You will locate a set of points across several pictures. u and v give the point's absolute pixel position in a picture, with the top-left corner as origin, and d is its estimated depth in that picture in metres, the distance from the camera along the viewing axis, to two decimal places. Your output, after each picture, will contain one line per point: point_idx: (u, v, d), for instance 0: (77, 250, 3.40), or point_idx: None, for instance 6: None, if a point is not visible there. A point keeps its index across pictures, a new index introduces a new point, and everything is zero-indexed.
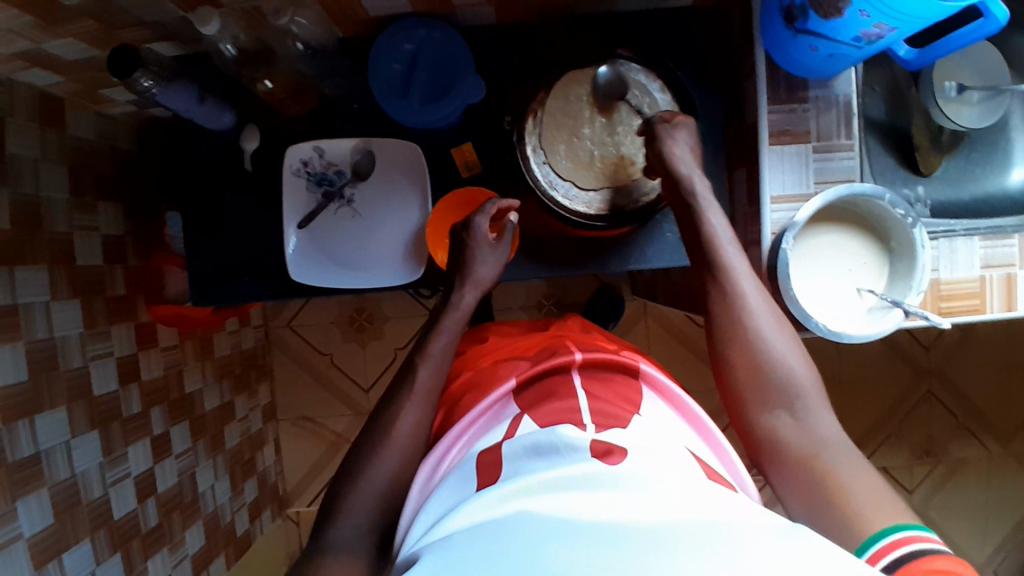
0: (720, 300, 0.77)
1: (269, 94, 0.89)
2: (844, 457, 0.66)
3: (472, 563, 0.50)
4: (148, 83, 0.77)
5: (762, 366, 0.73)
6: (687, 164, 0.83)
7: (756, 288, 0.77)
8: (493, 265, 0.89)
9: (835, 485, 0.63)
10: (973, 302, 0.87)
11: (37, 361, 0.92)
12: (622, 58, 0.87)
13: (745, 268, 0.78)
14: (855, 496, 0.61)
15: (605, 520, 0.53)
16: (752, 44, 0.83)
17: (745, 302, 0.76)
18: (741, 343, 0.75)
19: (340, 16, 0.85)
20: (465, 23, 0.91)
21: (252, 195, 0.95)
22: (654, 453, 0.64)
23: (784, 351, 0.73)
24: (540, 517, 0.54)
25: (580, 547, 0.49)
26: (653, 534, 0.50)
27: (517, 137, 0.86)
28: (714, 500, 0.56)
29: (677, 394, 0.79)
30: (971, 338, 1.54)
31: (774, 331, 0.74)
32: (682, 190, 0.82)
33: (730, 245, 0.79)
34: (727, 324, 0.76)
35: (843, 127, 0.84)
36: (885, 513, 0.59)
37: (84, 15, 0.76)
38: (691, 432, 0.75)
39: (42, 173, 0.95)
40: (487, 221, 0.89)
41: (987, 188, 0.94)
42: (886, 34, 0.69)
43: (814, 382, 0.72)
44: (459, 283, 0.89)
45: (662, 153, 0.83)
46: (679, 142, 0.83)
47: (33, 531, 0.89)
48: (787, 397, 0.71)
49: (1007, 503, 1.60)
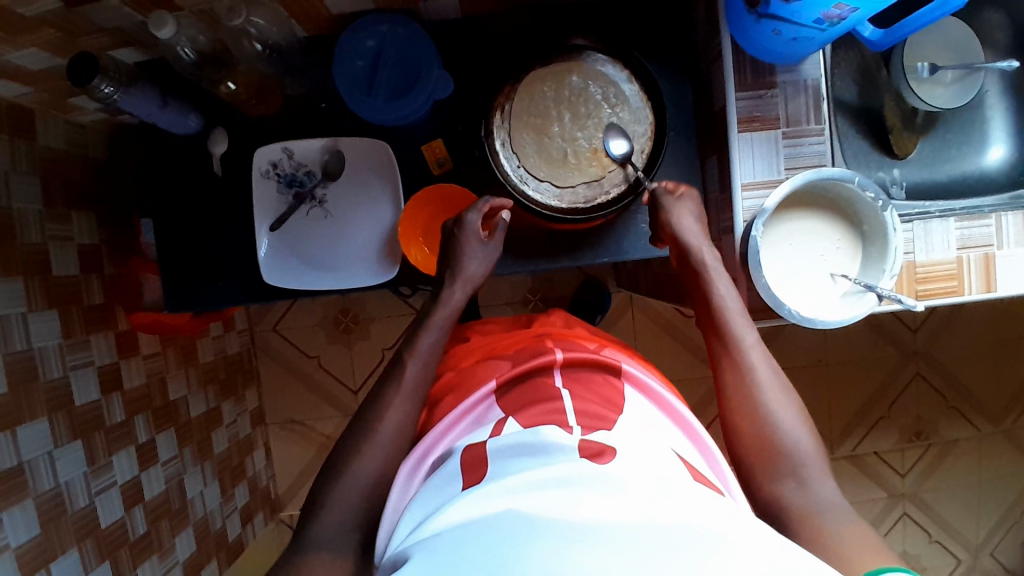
0: (730, 371, 0.77)
1: (234, 95, 0.88)
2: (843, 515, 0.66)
3: (452, 567, 0.50)
4: (109, 90, 0.77)
5: (767, 441, 0.71)
6: (697, 237, 0.82)
7: (765, 360, 0.76)
8: (484, 262, 0.89)
9: (826, 538, 0.64)
10: (952, 284, 0.87)
11: (15, 374, 0.91)
12: (586, 49, 0.86)
13: (755, 341, 0.77)
14: (850, 552, 0.61)
15: (587, 519, 0.53)
16: (718, 30, 0.82)
17: (753, 374, 0.75)
18: (745, 412, 0.74)
19: (303, 15, 0.84)
20: (430, 18, 0.90)
21: (224, 200, 0.94)
22: (640, 454, 0.63)
23: (790, 426, 0.72)
24: (528, 517, 0.54)
25: (570, 545, 0.50)
26: (642, 537, 0.50)
27: (485, 130, 0.85)
28: (700, 501, 0.56)
29: (661, 394, 0.78)
30: (959, 319, 1.54)
31: (780, 404, 0.73)
32: (690, 259, 0.82)
33: (740, 317, 0.79)
34: (735, 393, 0.75)
35: (813, 112, 0.83)
36: (872, 560, 0.59)
37: (44, 24, 0.75)
38: (683, 439, 0.72)
39: (14, 184, 0.95)
40: (479, 218, 0.88)
41: (963, 168, 0.93)
42: (847, 15, 0.68)
43: (819, 455, 0.71)
44: (447, 279, 0.88)
45: (668, 225, 0.83)
46: (683, 216, 0.83)
47: (19, 542, 0.89)
48: (791, 464, 0.70)
49: (1000, 483, 1.60)
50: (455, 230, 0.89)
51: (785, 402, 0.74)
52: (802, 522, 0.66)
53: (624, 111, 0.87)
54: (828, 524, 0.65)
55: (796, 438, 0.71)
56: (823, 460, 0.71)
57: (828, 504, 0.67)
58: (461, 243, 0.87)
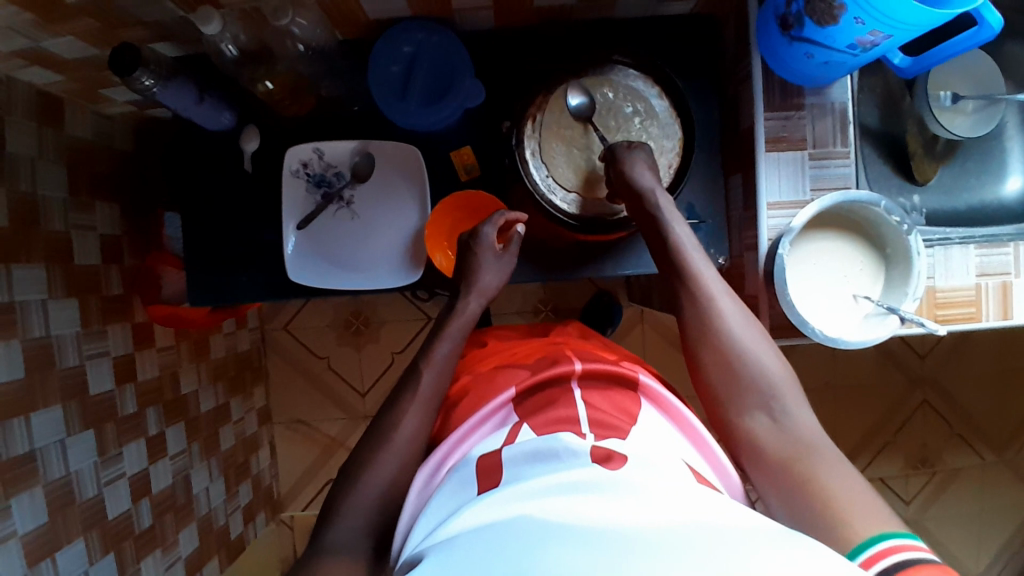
0: (694, 307, 0.76)
1: (269, 95, 0.89)
2: (824, 449, 0.66)
3: (468, 565, 0.51)
4: (149, 83, 0.78)
5: (738, 373, 0.72)
6: (648, 179, 0.82)
7: (728, 295, 0.76)
8: (497, 275, 0.90)
9: (807, 473, 0.64)
10: (969, 310, 0.88)
11: (32, 360, 0.91)
12: (619, 64, 0.88)
13: (711, 271, 0.78)
14: (830, 489, 0.62)
15: (598, 522, 0.53)
16: (748, 51, 0.84)
17: (717, 307, 0.75)
18: (714, 346, 0.74)
19: (340, 18, 0.85)
20: (464, 27, 0.92)
21: (251, 197, 0.95)
22: (653, 463, 0.63)
23: (762, 355, 0.72)
24: (544, 519, 0.54)
25: (587, 546, 0.50)
26: (659, 537, 0.51)
27: (516, 139, 0.87)
28: (712, 507, 0.56)
29: (681, 411, 0.77)
30: (967, 347, 1.55)
31: (746, 333, 0.73)
32: (646, 206, 0.81)
33: (696, 252, 0.80)
34: (697, 331, 0.75)
35: (838, 134, 0.85)
36: (872, 522, 0.58)
37: (87, 14, 0.76)
38: (689, 448, 0.72)
39: (41, 171, 0.96)
40: (493, 231, 0.90)
41: (981, 197, 0.94)
42: (880, 42, 0.70)
43: (791, 379, 0.71)
44: (461, 291, 0.89)
45: (623, 174, 0.82)
46: (638, 164, 0.82)
47: (26, 530, 0.88)
48: (760, 393, 0.70)
49: (1003, 514, 1.59)
50: (468, 242, 0.91)
51: (748, 329, 0.74)
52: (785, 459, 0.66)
53: (654, 126, 0.89)
54: (813, 461, 0.65)
55: (762, 365, 0.72)
56: (792, 381, 0.71)
57: (806, 435, 0.68)
58: (475, 256, 0.89)
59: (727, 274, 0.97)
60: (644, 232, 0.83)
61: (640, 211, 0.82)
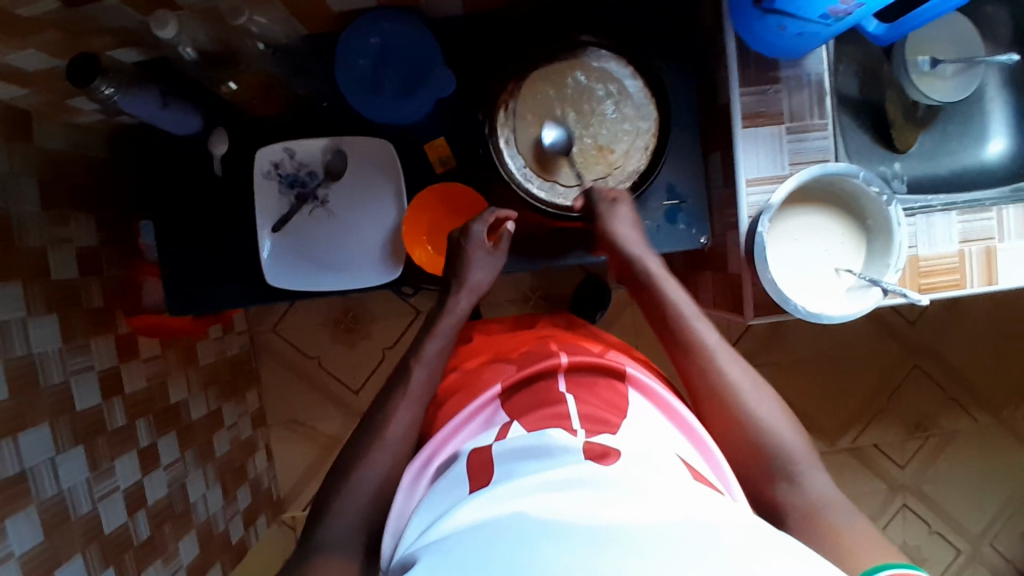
0: (700, 371, 0.77)
1: (234, 96, 0.89)
2: (842, 507, 0.66)
3: (457, 567, 0.50)
4: (109, 92, 0.75)
5: (754, 435, 0.72)
6: (639, 248, 0.84)
7: (731, 359, 0.77)
8: (488, 271, 0.88)
9: (829, 528, 0.64)
10: (954, 277, 0.88)
11: (16, 379, 0.90)
12: (590, 45, 0.87)
13: (713, 336, 0.79)
14: (851, 541, 0.61)
15: (592, 520, 0.53)
16: (722, 27, 0.83)
17: (721, 372, 0.76)
18: (717, 409, 0.75)
19: (302, 13, 0.83)
20: (432, 16, 0.90)
21: (226, 201, 0.94)
22: (646, 459, 0.63)
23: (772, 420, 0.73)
24: (532, 519, 0.54)
25: (576, 545, 0.50)
26: (645, 534, 0.51)
27: (489, 129, 0.86)
28: (707, 505, 0.56)
29: (669, 400, 0.76)
30: (957, 310, 1.56)
31: (757, 399, 0.74)
32: (637, 269, 0.84)
33: (696, 318, 0.81)
34: (707, 392, 0.76)
35: (817, 106, 0.84)
36: (878, 553, 0.58)
37: (40, 26, 0.74)
38: (681, 439, 0.71)
39: (10, 187, 0.94)
40: (485, 228, 0.88)
41: (964, 162, 0.93)
42: (853, 10, 0.69)
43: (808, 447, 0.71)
44: (451, 289, 0.88)
45: (607, 233, 0.84)
46: (620, 225, 0.84)
47: (22, 550, 0.88)
48: (780, 455, 0.70)
49: (999, 474, 1.61)
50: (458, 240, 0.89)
51: (759, 393, 0.75)
52: (804, 512, 0.66)
53: (629, 107, 0.87)
54: (828, 517, 0.65)
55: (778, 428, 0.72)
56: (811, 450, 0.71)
57: (827, 495, 0.67)
58: (465, 253, 0.87)
59: (712, 254, 0.97)
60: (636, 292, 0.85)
61: (635, 276, 0.84)
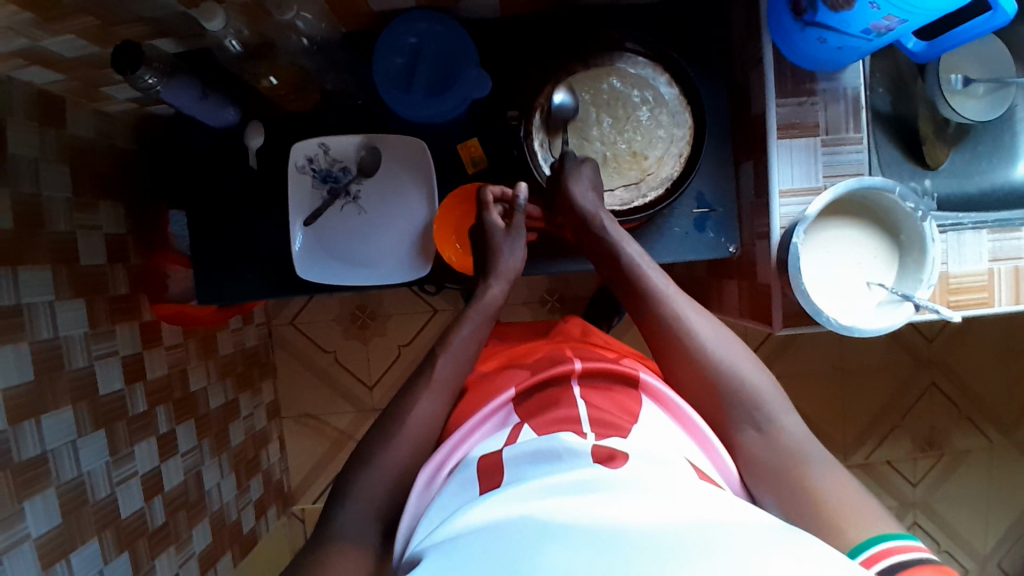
0: (661, 326, 0.78)
1: (273, 90, 0.89)
2: (817, 466, 0.67)
3: (469, 566, 0.50)
4: (152, 81, 0.77)
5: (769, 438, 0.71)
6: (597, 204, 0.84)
7: (697, 311, 0.78)
8: (516, 253, 0.89)
9: (810, 490, 0.65)
10: (982, 295, 0.88)
11: (41, 362, 0.91)
12: (629, 52, 0.88)
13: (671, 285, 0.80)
14: (837, 510, 0.63)
15: (599, 521, 0.53)
16: (759, 38, 0.83)
17: (687, 323, 0.77)
18: (687, 365, 0.76)
19: (343, 10, 0.84)
20: (468, 16, 0.90)
21: (258, 193, 0.95)
22: (656, 462, 0.62)
23: (741, 365, 0.75)
24: (541, 522, 0.53)
25: (583, 549, 0.49)
26: (653, 536, 0.50)
27: (524, 131, 0.88)
28: (717, 503, 0.56)
29: (675, 401, 0.74)
30: (974, 329, 1.55)
31: (726, 349, 0.76)
32: (591, 225, 0.83)
33: (652, 268, 0.82)
34: (673, 344, 0.77)
35: (851, 119, 0.84)
36: (862, 525, 0.61)
37: (84, 11, 0.75)
38: (688, 440, 0.70)
39: (43, 171, 0.95)
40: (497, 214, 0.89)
41: (992, 180, 0.93)
42: (896, 26, 0.70)
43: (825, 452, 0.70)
44: (483, 275, 0.88)
45: (566, 193, 0.84)
46: (582, 182, 0.84)
47: (40, 532, 0.88)
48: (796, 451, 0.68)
49: (1010, 494, 1.60)
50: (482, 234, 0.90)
51: (728, 344, 0.76)
52: (786, 468, 0.68)
53: (664, 114, 0.88)
54: (809, 477, 0.66)
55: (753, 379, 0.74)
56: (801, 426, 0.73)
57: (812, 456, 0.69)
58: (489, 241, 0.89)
59: (738, 262, 0.97)
60: (591, 247, 0.86)
61: (590, 234, 0.84)
